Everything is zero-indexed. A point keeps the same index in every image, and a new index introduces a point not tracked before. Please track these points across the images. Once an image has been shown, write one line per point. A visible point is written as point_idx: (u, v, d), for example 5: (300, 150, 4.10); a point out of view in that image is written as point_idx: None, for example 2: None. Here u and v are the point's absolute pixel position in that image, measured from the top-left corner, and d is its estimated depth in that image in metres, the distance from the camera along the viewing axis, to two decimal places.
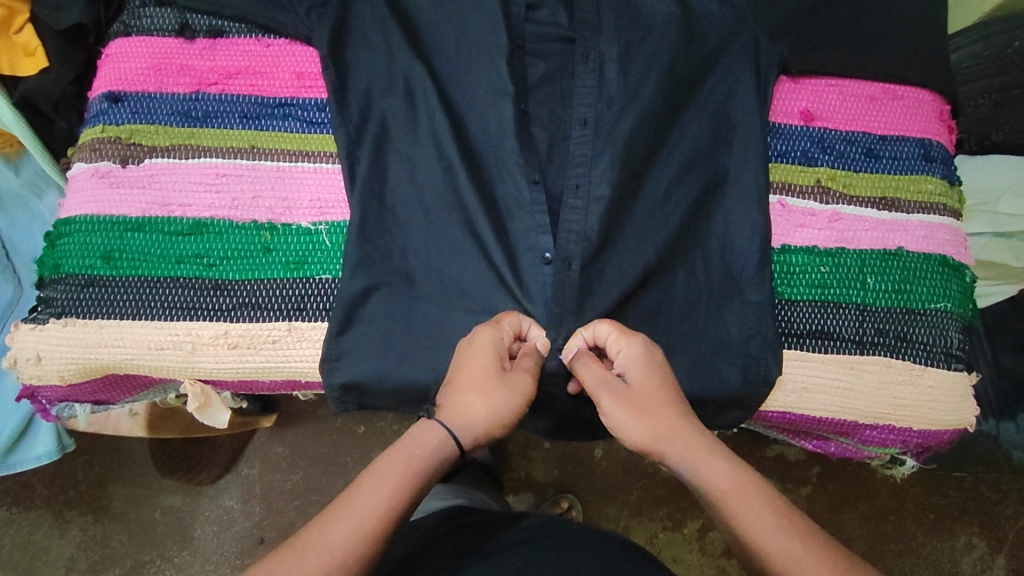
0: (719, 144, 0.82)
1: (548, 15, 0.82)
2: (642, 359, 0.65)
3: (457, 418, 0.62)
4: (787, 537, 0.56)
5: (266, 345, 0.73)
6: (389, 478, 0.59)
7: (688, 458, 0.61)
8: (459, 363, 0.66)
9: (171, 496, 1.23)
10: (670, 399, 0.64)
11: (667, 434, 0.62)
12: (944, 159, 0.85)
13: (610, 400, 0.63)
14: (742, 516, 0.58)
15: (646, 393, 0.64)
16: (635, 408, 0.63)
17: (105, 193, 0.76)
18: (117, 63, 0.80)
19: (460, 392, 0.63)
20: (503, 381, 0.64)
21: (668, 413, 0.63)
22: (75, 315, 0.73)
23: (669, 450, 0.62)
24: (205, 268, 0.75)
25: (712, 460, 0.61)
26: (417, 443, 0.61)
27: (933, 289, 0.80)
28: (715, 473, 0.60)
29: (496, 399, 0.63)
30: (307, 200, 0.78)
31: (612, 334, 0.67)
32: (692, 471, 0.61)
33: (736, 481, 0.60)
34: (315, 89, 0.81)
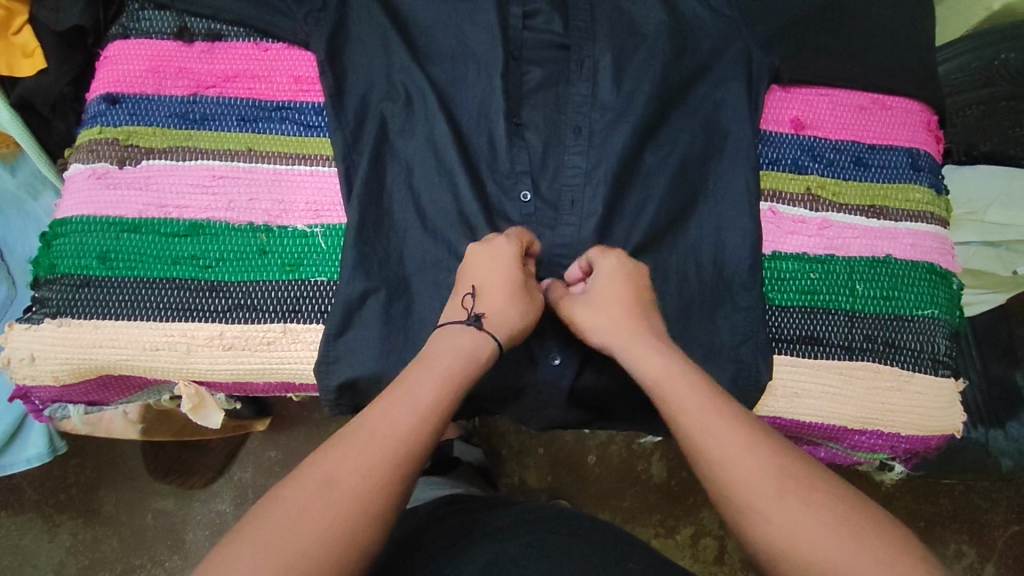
0: (711, 151, 0.83)
1: (543, 21, 0.83)
2: (614, 270, 0.71)
3: (499, 326, 0.67)
4: (736, 446, 0.56)
5: (261, 346, 0.74)
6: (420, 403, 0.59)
7: (630, 358, 0.65)
8: (487, 274, 0.70)
9: (163, 499, 1.23)
10: (624, 303, 0.68)
11: (612, 336, 0.67)
12: (931, 168, 0.87)
13: (577, 308, 0.71)
14: (680, 408, 0.60)
15: (606, 296, 0.69)
16: (594, 310, 0.69)
17: (103, 194, 0.76)
18: (115, 65, 0.80)
19: (500, 302, 0.69)
20: (531, 296, 0.71)
21: (622, 313, 0.68)
22: (69, 315, 0.73)
23: (617, 351, 0.67)
24: (201, 269, 0.75)
25: (647, 353, 0.64)
26: (467, 349, 0.64)
27: (921, 296, 0.81)
28: (652, 371, 0.63)
29: (530, 311, 0.70)
30: (303, 203, 0.78)
31: (592, 256, 0.73)
32: (633, 371, 0.65)
33: (667, 373, 0.62)
34: (312, 93, 0.82)
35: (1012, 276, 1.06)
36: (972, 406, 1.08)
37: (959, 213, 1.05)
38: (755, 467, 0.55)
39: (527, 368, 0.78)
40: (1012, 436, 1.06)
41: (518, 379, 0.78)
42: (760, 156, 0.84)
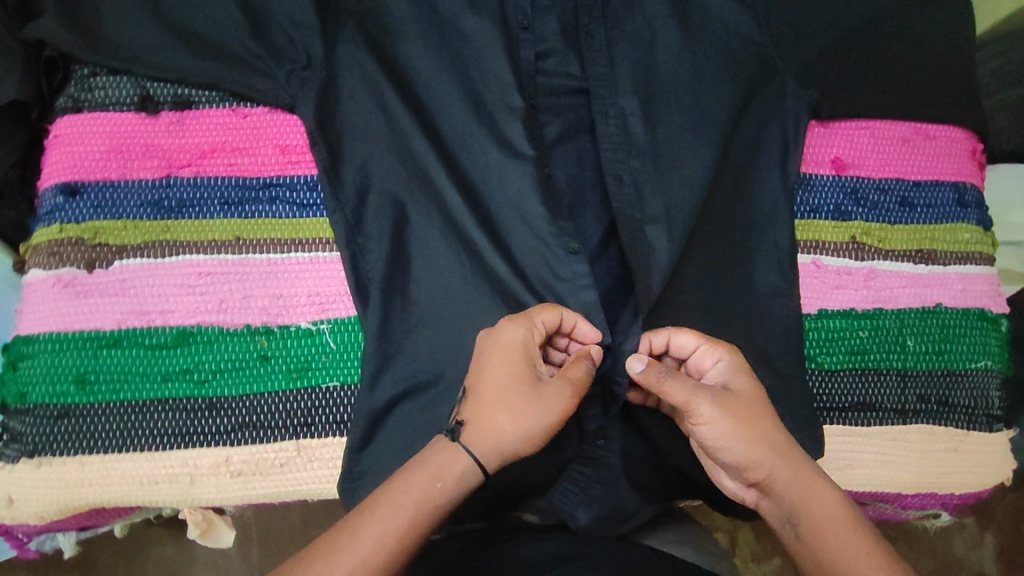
0: (751, 200, 0.75)
1: (558, 63, 0.74)
2: (746, 370, 0.60)
3: (478, 438, 0.56)
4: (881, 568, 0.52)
5: (273, 469, 0.67)
6: (397, 503, 0.53)
7: (792, 479, 0.56)
8: (480, 369, 0.59)
9: (163, 544, 1.02)
10: (771, 413, 0.58)
11: (774, 452, 0.56)
12: (977, 202, 0.82)
13: (717, 411, 0.56)
14: (833, 531, 0.54)
15: (751, 400, 0.58)
16: (744, 419, 0.57)
17: (72, 305, 0.66)
18: (69, 146, 0.69)
19: (484, 408, 0.57)
20: (536, 394, 0.57)
21: (774, 426, 0.58)
22: (50, 453, 0.65)
23: (775, 470, 0.56)
24: (197, 385, 0.67)
25: (816, 485, 0.56)
26: (435, 469, 0.55)
27: (973, 348, 0.78)
28: (821, 497, 0.55)
29: (527, 415, 0.57)
30: (305, 296, 0.70)
31: (704, 343, 0.60)
32: (792, 492, 0.56)
33: (842, 511, 0.55)
34: (303, 165, 0.72)
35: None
36: None
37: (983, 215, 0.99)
38: None
39: (567, 460, 0.71)
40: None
41: (557, 476, 0.71)
42: (799, 204, 0.78)
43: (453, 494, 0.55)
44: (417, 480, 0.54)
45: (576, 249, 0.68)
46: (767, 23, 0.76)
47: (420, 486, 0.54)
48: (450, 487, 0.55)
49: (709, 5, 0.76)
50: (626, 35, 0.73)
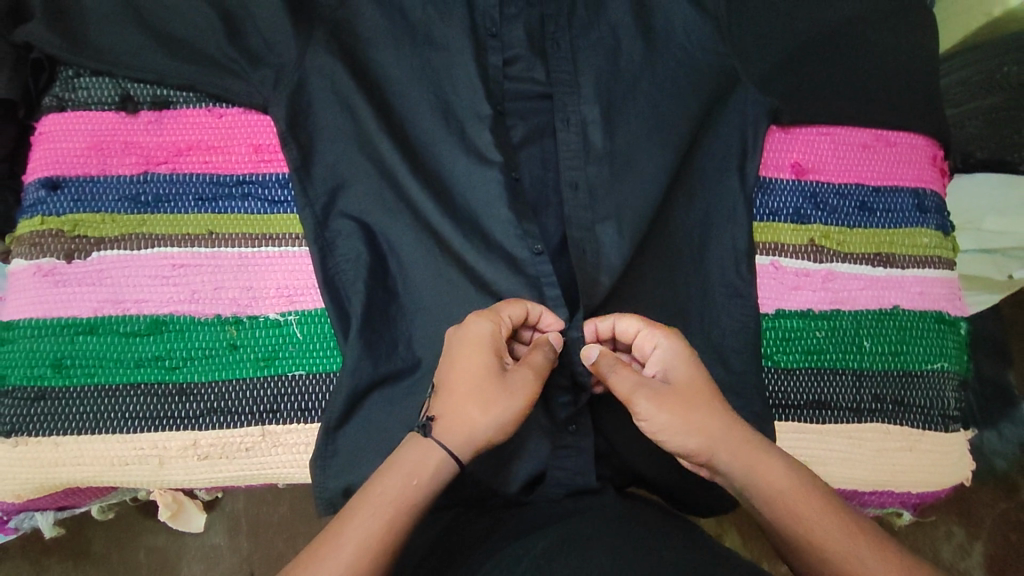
0: (710, 202, 0.77)
1: (524, 69, 0.76)
2: (685, 354, 0.60)
3: (451, 432, 0.55)
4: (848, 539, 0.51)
5: (239, 453, 0.70)
6: (376, 504, 0.52)
7: (740, 458, 0.56)
8: (448, 364, 0.59)
9: (155, 534, 1.01)
10: (712, 394, 0.59)
11: (717, 434, 0.56)
12: (938, 208, 0.83)
13: (653, 404, 0.57)
14: (795, 508, 0.53)
15: (688, 387, 0.59)
16: (680, 407, 0.57)
17: (50, 293, 0.70)
18: (54, 143, 0.73)
19: (455, 403, 0.56)
20: (504, 383, 0.57)
21: (713, 407, 0.58)
22: (26, 433, 0.68)
23: (720, 451, 0.56)
24: (168, 371, 0.70)
25: (765, 460, 0.56)
26: (411, 465, 0.54)
27: (930, 350, 0.79)
28: (772, 473, 0.55)
29: (496, 405, 0.56)
30: (273, 288, 0.72)
31: (643, 327, 0.62)
32: (743, 470, 0.55)
33: (790, 480, 0.55)
34: (275, 163, 0.75)
35: (1008, 280, 1.01)
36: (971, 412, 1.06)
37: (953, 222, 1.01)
38: None
39: None
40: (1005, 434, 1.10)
41: None
42: (758, 207, 0.80)
43: (430, 490, 0.54)
44: (390, 478, 0.53)
45: (540, 250, 0.71)
46: (732, 30, 0.77)
47: (395, 483, 0.53)
48: (428, 480, 0.54)
49: (673, 13, 0.77)
50: (590, 42, 0.75)
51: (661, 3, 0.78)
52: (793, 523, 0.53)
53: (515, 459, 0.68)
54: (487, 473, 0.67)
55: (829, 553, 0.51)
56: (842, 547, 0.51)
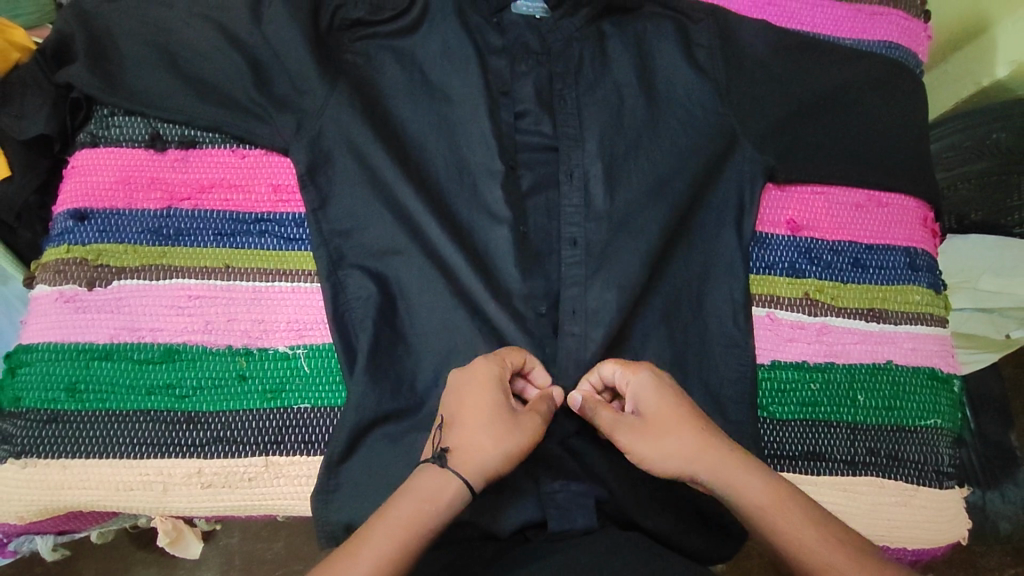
0: (707, 253, 0.80)
1: (532, 123, 0.79)
2: (652, 386, 0.62)
3: (464, 463, 0.56)
4: (831, 550, 0.53)
5: (242, 483, 0.71)
6: (389, 528, 0.53)
7: (721, 480, 0.57)
8: (460, 400, 0.60)
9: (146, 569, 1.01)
10: (690, 420, 0.60)
11: (694, 458, 0.58)
12: (929, 267, 0.86)
13: (633, 439, 0.60)
14: (779, 526, 0.54)
15: (659, 416, 0.60)
16: (653, 438, 0.59)
17: (70, 319, 0.73)
18: (84, 176, 0.77)
19: (468, 437, 0.58)
20: (514, 421, 0.59)
21: (691, 432, 0.59)
22: (35, 456, 0.69)
23: (702, 473, 0.58)
24: (177, 399, 0.72)
25: (744, 479, 0.57)
26: (424, 494, 0.55)
27: (923, 405, 0.80)
28: (752, 491, 0.56)
29: (508, 437, 0.58)
30: (284, 322, 0.75)
31: (617, 369, 0.65)
32: (724, 490, 0.57)
33: (771, 496, 0.56)
34: (292, 203, 0.79)
35: (1005, 340, 1.00)
36: (972, 469, 1.06)
37: (949, 280, 1.01)
38: None
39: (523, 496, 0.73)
40: (1009, 498, 1.04)
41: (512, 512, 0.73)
42: (754, 260, 0.83)
43: (442, 518, 0.54)
44: (398, 505, 0.54)
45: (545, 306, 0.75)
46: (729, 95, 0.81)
47: (406, 509, 0.54)
48: (438, 505, 0.55)
49: (674, 78, 0.82)
50: (595, 100, 0.80)
51: (663, 68, 0.82)
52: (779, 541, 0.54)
53: (512, 501, 0.69)
54: (484, 513, 0.68)
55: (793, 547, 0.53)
56: (806, 541, 0.53)
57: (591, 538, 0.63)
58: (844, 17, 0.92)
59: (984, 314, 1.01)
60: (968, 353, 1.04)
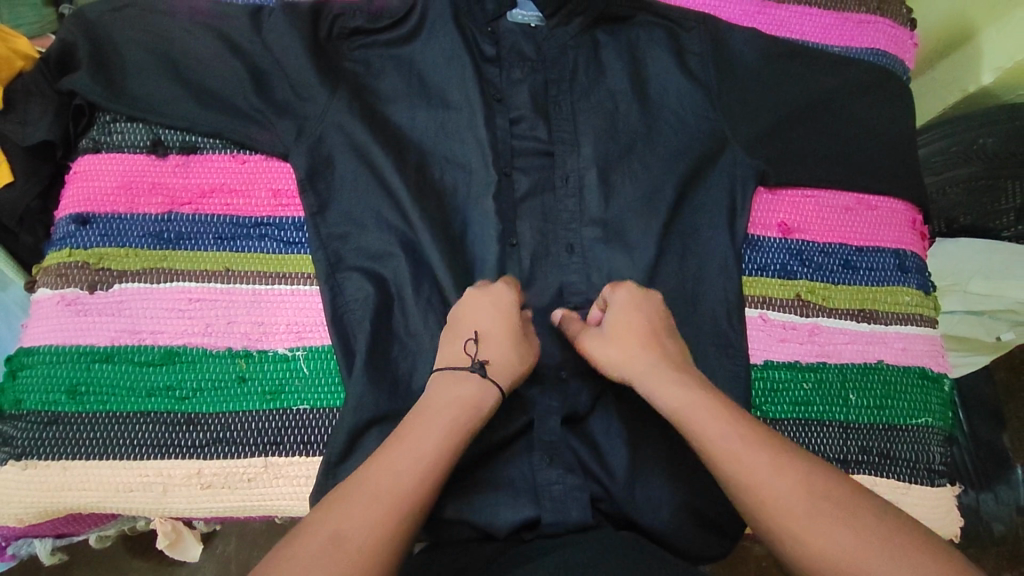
0: (702, 254, 0.81)
1: (528, 128, 0.81)
2: (630, 304, 0.66)
3: (503, 377, 0.62)
4: (733, 444, 0.54)
5: (241, 484, 0.71)
6: (438, 427, 0.57)
7: (646, 385, 0.60)
8: (489, 319, 0.65)
9: None
10: (642, 331, 0.63)
11: (630, 365, 0.62)
12: (918, 268, 0.88)
13: (596, 344, 0.65)
14: (690, 427, 0.56)
15: (618, 325, 0.64)
16: (604, 345, 0.64)
17: (71, 322, 0.74)
18: (86, 182, 0.78)
19: (502, 350, 0.63)
20: (530, 341, 0.67)
21: (635, 343, 0.63)
22: (35, 457, 0.70)
23: (634, 379, 0.62)
24: (177, 400, 0.73)
25: (668, 384, 0.59)
26: (470, 400, 0.59)
27: (914, 404, 0.81)
28: (670, 395, 0.59)
29: (528, 358, 0.65)
30: (284, 324, 0.76)
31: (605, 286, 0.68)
32: (650, 395, 0.60)
33: (688, 399, 0.58)
34: (292, 207, 0.80)
35: (995, 342, 1.03)
36: (964, 470, 1.07)
37: (940, 283, 1.03)
38: (769, 487, 0.51)
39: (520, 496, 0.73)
40: (1002, 499, 1.07)
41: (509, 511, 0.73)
42: (746, 262, 0.84)
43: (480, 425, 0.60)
44: (415, 441, 0.55)
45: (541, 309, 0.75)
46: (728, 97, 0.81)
47: (430, 444, 0.55)
48: (458, 438, 0.57)
49: (667, 83, 0.84)
50: (590, 106, 0.82)
51: (656, 74, 0.84)
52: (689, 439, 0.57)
53: (509, 500, 0.69)
54: (481, 513, 0.68)
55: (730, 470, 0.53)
56: (711, 437, 0.55)
57: (587, 539, 0.63)
58: (832, 25, 0.94)
59: (974, 317, 1.03)
60: (959, 355, 1.07)
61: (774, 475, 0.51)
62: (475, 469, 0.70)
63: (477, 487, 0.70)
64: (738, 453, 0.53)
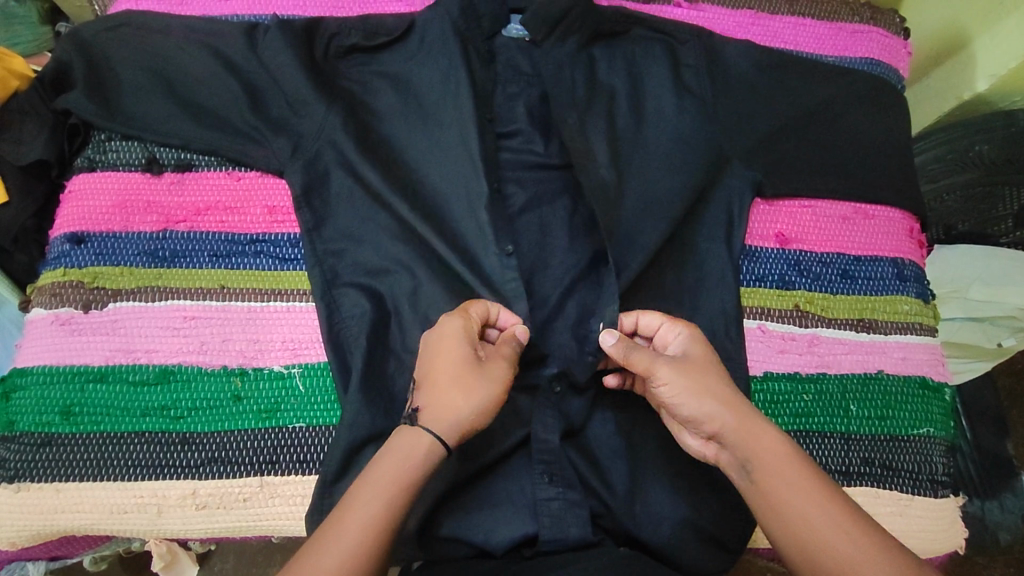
0: (699, 266, 0.81)
1: (523, 142, 0.81)
2: (703, 338, 0.65)
3: (436, 419, 0.58)
4: (828, 506, 0.55)
5: (236, 504, 0.71)
6: (392, 461, 0.57)
7: (742, 430, 0.59)
8: (429, 357, 0.62)
9: None
10: (724, 375, 0.62)
11: (729, 403, 0.60)
12: (917, 277, 0.87)
13: (674, 371, 0.61)
14: (789, 478, 0.56)
15: (699, 363, 0.62)
16: (694, 378, 0.61)
17: (65, 342, 0.73)
18: (80, 201, 0.78)
19: (437, 392, 0.59)
20: (482, 371, 0.60)
21: (722, 383, 0.61)
22: (29, 479, 0.69)
23: (728, 419, 0.59)
24: (172, 420, 0.72)
25: (765, 432, 0.59)
26: (401, 451, 0.57)
27: (915, 414, 0.81)
28: (772, 444, 0.58)
29: (476, 390, 0.59)
30: (279, 342, 0.76)
31: (666, 318, 0.67)
32: (747, 441, 0.59)
33: (787, 450, 0.58)
34: (287, 224, 0.80)
35: (997, 349, 1.02)
36: (968, 479, 1.06)
37: (940, 291, 1.02)
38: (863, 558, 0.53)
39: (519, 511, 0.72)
40: (1008, 507, 1.04)
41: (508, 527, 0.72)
42: (743, 273, 0.84)
43: (423, 468, 0.57)
44: (359, 511, 0.54)
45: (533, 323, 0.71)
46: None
47: (385, 471, 0.56)
48: (406, 481, 0.56)
49: (662, 96, 0.84)
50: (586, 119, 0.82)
51: (652, 87, 0.84)
52: (784, 489, 0.56)
53: (508, 517, 0.68)
54: (479, 530, 0.68)
55: (812, 520, 0.55)
56: (809, 493, 0.56)
57: (586, 558, 0.63)
58: (826, 34, 0.95)
59: (976, 324, 1.02)
60: (961, 362, 1.06)
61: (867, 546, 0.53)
62: (473, 487, 0.69)
63: (476, 505, 0.69)
64: (830, 515, 0.55)
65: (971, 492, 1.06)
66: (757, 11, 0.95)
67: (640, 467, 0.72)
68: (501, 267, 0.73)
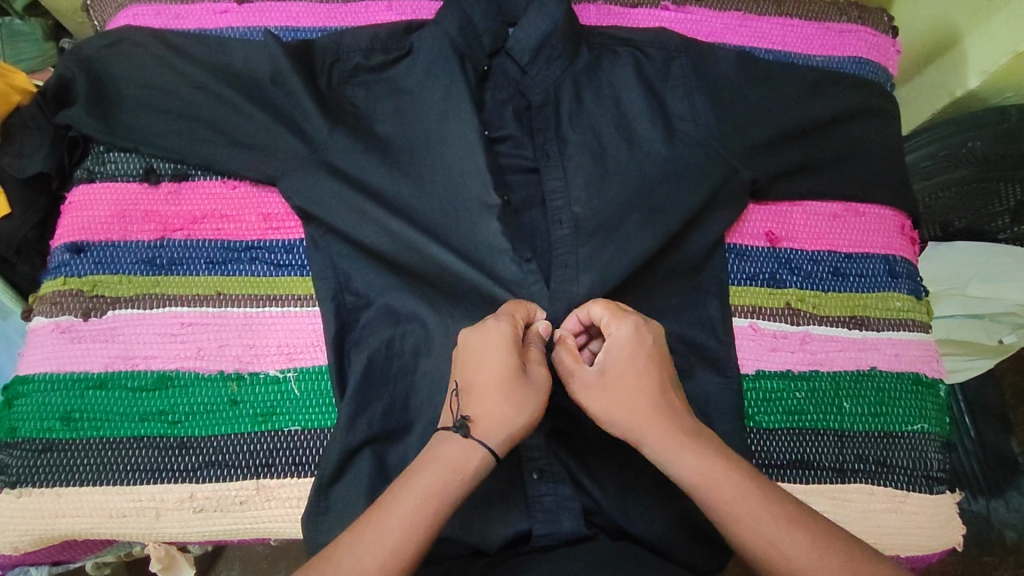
0: (689, 266, 0.81)
1: (513, 147, 0.81)
2: (628, 344, 0.62)
3: (491, 430, 0.58)
4: (762, 520, 0.54)
5: (232, 507, 0.72)
6: (450, 456, 0.57)
7: (656, 449, 0.58)
8: (478, 363, 0.61)
9: None
10: (645, 385, 0.60)
11: (637, 423, 0.59)
12: (909, 273, 0.87)
13: (582, 392, 0.62)
14: (714, 498, 0.55)
15: (617, 377, 0.61)
16: (606, 397, 0.61)
17: (66, 349, 0.75)
18: (80, 211, 0.80)
19: (488, 401, 0.59)
20: (532, 382, 0.60)
21: (638, 400, 0.60)
22: (31, 484, 0.71)
23: (641, 438, 0.59)
24: (170, 425, 0.73)
25: (682, 448, 0.57)
26: (454, 454, 0.57)
27: (910, 411, 0.81)
28: (687, 463, 0.57)
29: (529, 403, 0.60)
30: (274, 347, 0.77)
31: (605, 316, 0.65)
32: (661, 459, 0.58)
33: (709, 466, 0.56)
34: (282, 231, 0.81)
35: (998, 345, 1.02)
36: (971, 477, 1.05)
37: (938, 289, 1.03)
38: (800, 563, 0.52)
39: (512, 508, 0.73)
40: (1014, 506, 1.02)
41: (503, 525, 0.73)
42: (734, 272, 0.84)
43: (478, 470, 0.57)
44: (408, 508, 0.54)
45: None
46: (714, 109, 0.81)
47: (449, 463, 0.56)
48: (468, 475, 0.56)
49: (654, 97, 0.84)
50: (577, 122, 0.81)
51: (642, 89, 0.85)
52: (709, 509, 0.56)
53: (500, 515, 0.69)
54: (471, 529, 0.68)
55: (744, 537, 0.54)
56: (741, 511, 0.54)
57: (577, 558, 0.63)
58: (814, 35, 0.95)
59: (975, 321, 1.02)
60: (961, 360, 1.06)
61: (808, 552, 0.52)
62: (467, 488, 0.70)
63: (469, 505, 0.69)
64: (764, 528, 0.54)
65: (976, 491, 1.04)
66: (745, 13, 0.96)
67: (632, 466, 0.72)
68: (490, 270, 0.74)
